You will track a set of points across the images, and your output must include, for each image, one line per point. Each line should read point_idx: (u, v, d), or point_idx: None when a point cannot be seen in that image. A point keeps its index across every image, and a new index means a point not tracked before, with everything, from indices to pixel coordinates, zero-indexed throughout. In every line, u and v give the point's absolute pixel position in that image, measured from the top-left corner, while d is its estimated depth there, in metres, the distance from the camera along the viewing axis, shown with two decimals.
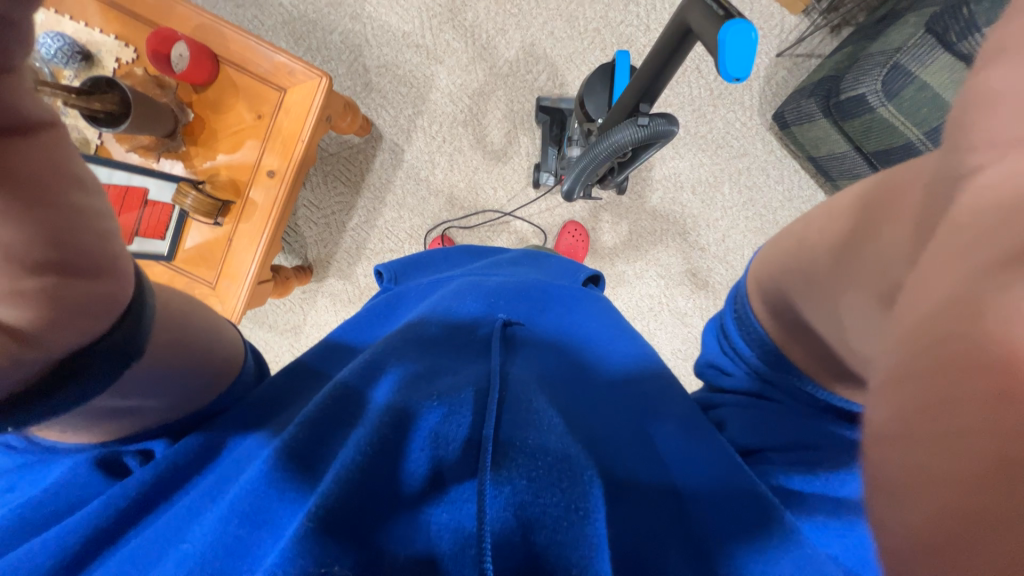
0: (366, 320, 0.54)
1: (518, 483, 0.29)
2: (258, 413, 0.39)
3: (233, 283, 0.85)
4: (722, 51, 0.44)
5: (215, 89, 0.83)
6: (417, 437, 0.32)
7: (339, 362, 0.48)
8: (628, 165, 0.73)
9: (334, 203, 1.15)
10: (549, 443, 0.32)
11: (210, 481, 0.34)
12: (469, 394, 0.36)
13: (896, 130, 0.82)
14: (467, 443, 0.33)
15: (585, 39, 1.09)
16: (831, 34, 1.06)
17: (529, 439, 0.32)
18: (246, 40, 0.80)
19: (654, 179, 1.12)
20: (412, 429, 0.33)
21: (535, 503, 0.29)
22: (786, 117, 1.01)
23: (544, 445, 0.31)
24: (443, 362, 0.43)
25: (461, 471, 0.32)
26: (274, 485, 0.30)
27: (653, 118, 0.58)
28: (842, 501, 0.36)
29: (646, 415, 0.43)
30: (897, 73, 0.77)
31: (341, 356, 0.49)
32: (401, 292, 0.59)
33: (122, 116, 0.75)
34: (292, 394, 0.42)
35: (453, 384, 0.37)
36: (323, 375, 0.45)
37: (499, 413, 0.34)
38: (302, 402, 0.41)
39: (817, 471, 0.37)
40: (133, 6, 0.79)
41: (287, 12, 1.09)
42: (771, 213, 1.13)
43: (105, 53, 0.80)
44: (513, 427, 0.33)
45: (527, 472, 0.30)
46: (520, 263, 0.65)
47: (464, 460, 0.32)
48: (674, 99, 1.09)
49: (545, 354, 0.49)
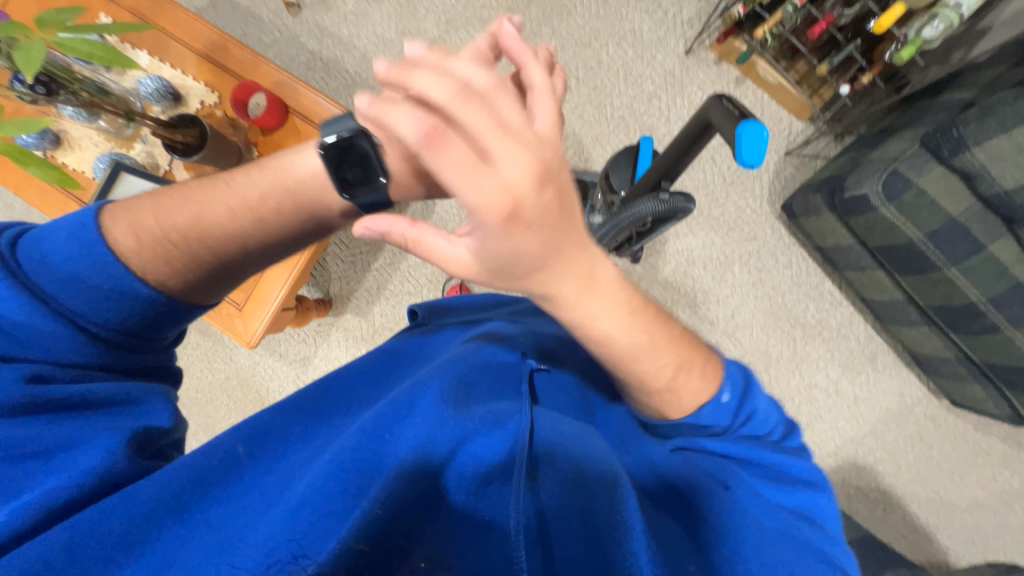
0: (405, 348, 0.62)
1: (552, 493, 0.40)
2: (316, 416, 0.48)
3: (259, 307, 0.91)
4: (739, 143, 0.50)
5: (280, 133, 0.93)
6: (461, 455, 0.40)
7: (378, 381, 0.55)
8: (647, 235, 0.78)
9: (363, 244, 1.22)
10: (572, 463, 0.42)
11: (273, 477, 0.41)
12: (515, 425, 0.41)
13: (897, 230, 0.87)
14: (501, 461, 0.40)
15: (611, 123, 1.21)
16: (834, 140, 1.16)
17: (551, 467, 0.40)
18: (316, 98, 0.91)
19: (668, 252, 1.18)
20: (453, 448, 0.41)
21: (558, 508, 0.39)
22: (794, 208, 1.09)
23: (566, 467, 0.41)
24: (478, 385, 0.50)
25: (494, 490, 0.39)
26: (341, 480, 0.38)
27: (673, 195, 0.64)
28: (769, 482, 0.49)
29: (647, 449, 0.50)
30: (896, 178, 0.83)
31: (379, 377, 0.56)
32: (435, 329, 0.67)
33: (196, 148, 0.84)
34: (343, 410, 0.49)
35: (494, 413, 0.43)
36: (366, 395, 0.52)
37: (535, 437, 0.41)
38: (348, 418, 0.48)
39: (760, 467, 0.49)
40: (223, 62, 0.91)
41: (350, 78, 1.24)
42: (779, 294, 1.18)
43: (193, 96, 0.92)
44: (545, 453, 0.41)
45: (557, 486, 0.40)
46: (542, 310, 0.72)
47: (500, 474, 0.39)
48: (690, 183, 1.18)
49: (569, 397, 0.55)
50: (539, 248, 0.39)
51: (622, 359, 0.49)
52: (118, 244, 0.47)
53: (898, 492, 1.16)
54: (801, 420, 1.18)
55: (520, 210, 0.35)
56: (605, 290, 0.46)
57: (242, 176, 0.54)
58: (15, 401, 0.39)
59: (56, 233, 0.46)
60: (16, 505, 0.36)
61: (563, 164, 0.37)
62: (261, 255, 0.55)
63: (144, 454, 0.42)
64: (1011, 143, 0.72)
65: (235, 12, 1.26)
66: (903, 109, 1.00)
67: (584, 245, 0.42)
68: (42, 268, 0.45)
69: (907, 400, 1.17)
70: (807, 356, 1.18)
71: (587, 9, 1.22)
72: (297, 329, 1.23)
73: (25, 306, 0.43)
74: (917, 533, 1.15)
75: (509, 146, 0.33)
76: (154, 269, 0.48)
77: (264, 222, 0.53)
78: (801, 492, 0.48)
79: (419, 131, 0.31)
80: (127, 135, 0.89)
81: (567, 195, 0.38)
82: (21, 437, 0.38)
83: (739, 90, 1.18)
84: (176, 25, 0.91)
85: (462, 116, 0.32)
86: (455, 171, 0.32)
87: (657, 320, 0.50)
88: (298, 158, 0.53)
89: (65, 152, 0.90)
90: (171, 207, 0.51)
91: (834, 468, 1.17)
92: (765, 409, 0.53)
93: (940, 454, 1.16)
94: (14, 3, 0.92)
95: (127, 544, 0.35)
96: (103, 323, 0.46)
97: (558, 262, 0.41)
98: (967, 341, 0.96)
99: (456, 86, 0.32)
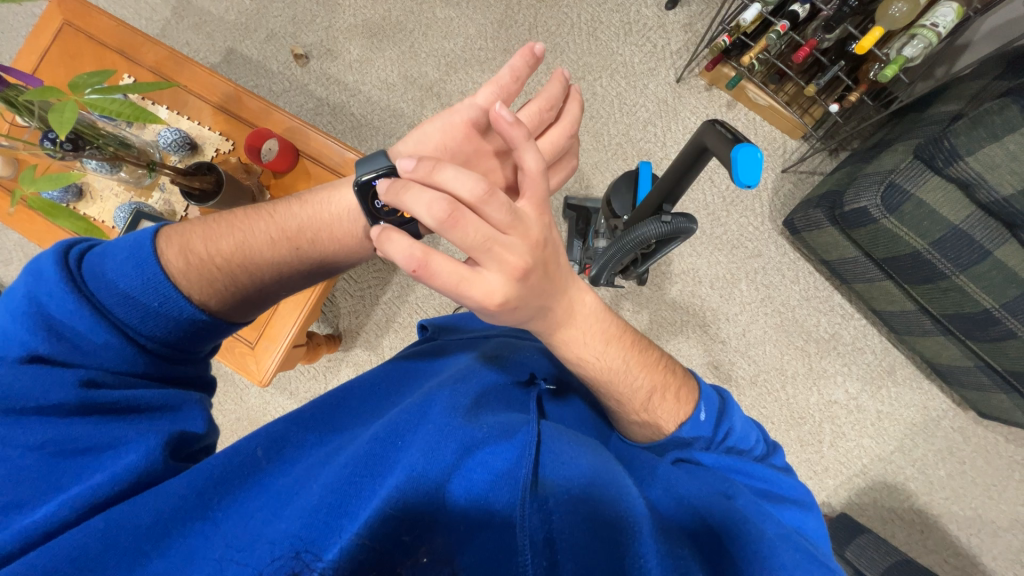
0: (409, 368, 0.61)
1: (558, 497, 0.39)
2: (317, 431, 0.47)
3: (271, 344, 0.92)
4: (736, 165, 0.51)
5: (291, 175, 0.96)
6: (472, 462, 0.41)
7: (380, 399, 0.55)
8: (651, 257, 0.79)
9: (372, 278, 1.24)
10: (572, 478, 0.40)
11: (289, 479, 0.40)
12: (523, 435, 0.42)
13: (901, 240, 0.87)
14: (506, 471, 0.39)
15: (609, 150, 1.24)
16: (829, 155, 1.19)
17: (557, 477, 0.40)
18: (325, 140, 0.95)
19: (674, 273, 1.19)
20: (468, 459, 0.41)
21: (566, 512, 0.38)
22: (796, 224, 1.09)
23: (566, 485, 0.40)
24: (487, 403, 0.50)
25: (500, 496, 0.39)
26: (349, 489, 0.37)
27: (674, 217, 0.65)
28: (775, 497, 0.50)
29: (650, 459, 0.50)
30: (893, 190, 0.83)
31: (378, 396, 0.55)
32: (443, 345, 0.68)
33: (212, 193, 0.88)
34: (344, 427, 0.49)
35: (503, 423, 0.45)
36: (368, 412, 0.52)
37: (541, 452, 0.41)
38: (351, 431, 0.48)
39: (767, 493, 0.50)
40: (238, 112, 0.97)
41: (356, 120, 1.30)
42: (789, 309, 1.17)
43: (208, 144, 0.96)
44: (552, 465, 0.41)
45: (563, 507, 0.39)
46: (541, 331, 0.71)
47: (507, 488, 0.39)
48: (690, 204, 1.20)
49: (577, 417, 0.56)
50: (527, 313, 0.47)
51: (599, 380, 0.53)
52: (169, 265, 0.50)
53: (934, 512, 1.11)
54: (824, 438, 1.15)
55: (508, 300, 0.43)
56: (582, 322, 0.52)
57: (284, 208, 0.57)
58: (71, 403, 0.41)
59: (116, 251, 0.48)
60: (61, 499, 0.37)
61: (537, 245, 0.44)
62: (291, 283, 0.58)
63: (178, 458, 0.42)
64: (1001, 151, 0.75)
65: (247, 65, 1.34)
66: (893, 125, 1.02)
67: (565, 288, 0.49)
68: (98, 282, 0.46)
69: (932, 413, 1.14)
70: (824, 371, 1.16)
71: (579, 46, 1.28)
72: (307, 366, 1.23)
73: (83, 315, 0.44)
74: (960, 556, 1.09)
75: (491, 256, 0.42)
76: (199, 291, 0.50)
77: (301, 252, 0.55)
78: (794, 511, 0.49)
79: (408, 264, 0.40)
80: (146, 185, 0.93)
81: (549, 264, 0.45)
82: (73, 436, 0.40)
83: (731, 113, 1.22)
84: (194, 81, 0.97)
85: (454, 235, 0.40)
86: (448, 280, 0.41)
87: (632, 345, 0.55)
88: (323, 200, 0.57)
89: (87, 203, 0.94)
90: (216, 233, 0.54)
91: (864, 488, 1.12)
92: (744, 426, 0.55)
93: (973, 468, 1.12)
94: (45, 69, 0.99)
95: (153, 538, 0.34)
96: (149, 335, 0.47)
97: (547, 311, 0.48)
98: (984, 348, 0.95)
99: (445, 210, 0.39)
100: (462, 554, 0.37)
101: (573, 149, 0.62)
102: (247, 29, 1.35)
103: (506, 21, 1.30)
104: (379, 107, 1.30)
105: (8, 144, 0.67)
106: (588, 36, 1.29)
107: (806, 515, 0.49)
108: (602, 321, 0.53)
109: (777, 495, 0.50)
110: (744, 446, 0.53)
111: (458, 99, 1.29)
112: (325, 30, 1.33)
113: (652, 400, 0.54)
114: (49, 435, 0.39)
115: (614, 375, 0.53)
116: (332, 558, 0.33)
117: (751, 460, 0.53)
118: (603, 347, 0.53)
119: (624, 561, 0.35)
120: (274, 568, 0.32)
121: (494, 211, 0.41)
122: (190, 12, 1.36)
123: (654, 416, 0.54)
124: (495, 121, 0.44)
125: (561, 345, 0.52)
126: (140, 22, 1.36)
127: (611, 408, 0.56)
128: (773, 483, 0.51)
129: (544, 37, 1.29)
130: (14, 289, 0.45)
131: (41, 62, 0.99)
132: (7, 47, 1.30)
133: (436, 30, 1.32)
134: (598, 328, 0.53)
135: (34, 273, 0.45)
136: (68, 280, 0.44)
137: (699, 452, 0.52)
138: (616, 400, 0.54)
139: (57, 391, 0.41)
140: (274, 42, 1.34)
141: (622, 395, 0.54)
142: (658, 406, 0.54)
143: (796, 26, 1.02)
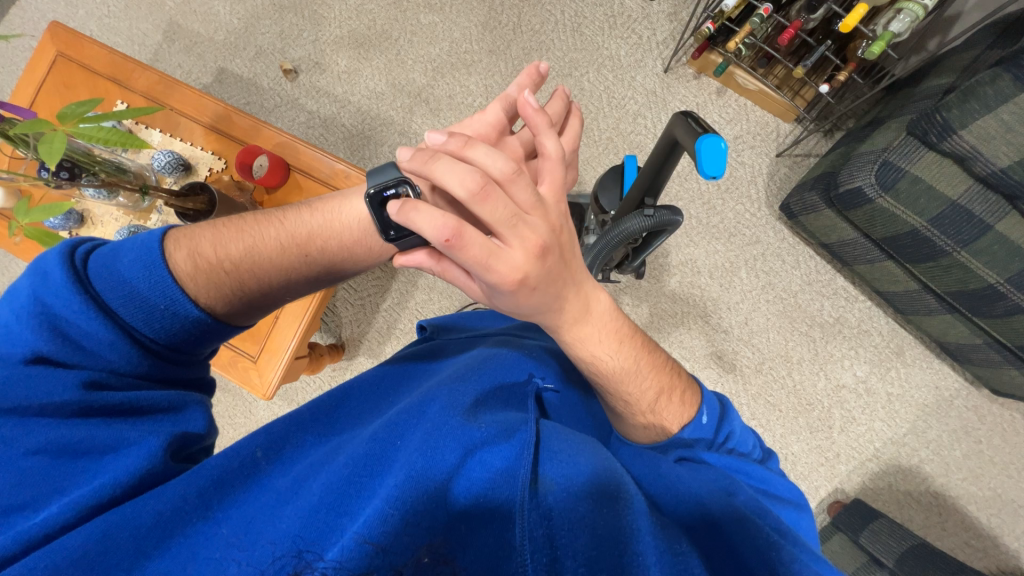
0: (405, 370, 0.61)
1: (557, 494, 0.39)
2: (312, 430, 0.48)
3: (274, 356, 0.93)
4: (701, 156, 0.50)
5: (284, 189, 0.97)
6: (472, 461, 0.41)
7: (376, 398, 0.55)
8: (642, 250, 0.79)
9: (371, 286, 1.25)
10: (572, 485, 0.39)
11: (288, 479, 0.41)
12: (522, 434, 0.43)
13: (899, 219, 0.86)
14: (506, 469, 0.40)
15: (600, 145, 1.23)
16: (824, 136, 1.17)
17: (557, 474, 0.40)
18: (315, 154, 0.96)
19: (672, 265, 1.18)
20: (471, 457, 0.41)
21: (566, 509, 0.38)
22: (792, 208, 1.08)
23: (568, 487, 0.39)
24: (487, 403, 0.50)
25: (498, 495, 0.39)
26: (348, 491, 0.38)
27: (657, 210, 0.65)
28: (772, 494, 0.49)
29: (652, 457, 0.49)
30: (887, 168, 0.82)
31: (372, 394, 0.56)
32: (441, 345, 0.68)
33: (206, 213, 0.90)
34: (341, 427, 0.50)
35: (502, 423, 0.45)
36: (365, 413, 0.52)
37: (540, 451, 0.42)
38: (347, 433, 0.48)
39: (768, 494, 0.49)
40: (229, 130, 0.98)
41: (347, 131, 1.31)
42: (791, 295, 1.16)
43: (202, 164, 0.98)
44: (552, 464, 0.41)
45: (564, 502, 0.38)
46: (534, 329, 0.72)
47: (507, 485, 0.39)
48: (684, 194, 1.19)
49: (574, 415, 0.57)
50: (542, 299, 0.46)
51: (608, 380, 0.53)
52: (177, 268, 0.50)
53: (951, 494, 1.08)
54: (834, 423, 1.13)
55: (529, 278, 0.43)
56: (596, 321, 0.52)
57: (294, 215, 0.58)
58: (73, 403, 0.42)
59: (124, 252, 0.49)
60: (62, 502, 0.37)
61: (556, 229, 0.44)
62: (297, 287, 0.59)
63: (178, 459, 0.43)
64: (996, 124, 0.72)
65: (238, 83, 1.35)
66: (887, 100, 1.01)
67: (580, 283, 0.49)
68: (105, 283, 0.46)
69: (944, 393, 1.12)
70: (831, 355, 1.14)
71: (565, 42, 1.28)
72: (313, 376, 1.25)
73: (89, 315, 0.44)
74: (981, 537, 1.07)
75: (517, 232, 0.42)
76: (207, 294, 0.51)
77: (310, 259, 0.57)
78: (789, 511, 0.49)
79: (441, 234, 0.40)
80: (144, 208, 0.95)
81: (566, 251, 0.46)
82: (74, 437, 0.40)
83: (721, 101, 1.21)
84: (184, 102, 0.98)
85: (482, 209, 0.41)
86: (477, 254, 0.41)
87: (643, 347, 0.55)
88: (354, 207, 0.57)
89: (88, 229, 0.96)
90: (226, 238, 0.55)
91: (878, 473, 1.10)
92: (743, 431, 0.54)
93: (991, 448, 1.09)
94: (41, 101, 1.01)
95: (153, 540, 0.35)
96: (155, 338, 0.48)
97: (562, 300, 0.48)
98: (992, 324, 0.93)
99: (476, 183, 0.40)
100: (462, 554, 0.36)
101: (574, 163, 0.62)
102: (235, 48, 1.37)
103: (490, 22, 1.30)
104: (370, 116, 1.31)
105: (7, 175, 0.69)
106: (573, 32, 1.28)
107: (801, 517, 0.49)
108: (615, 319, 0.53)
109: (776, 498, 0.49)
110: (744, 450, 0.53)
111: (447, 103, 1.29)
112: (312, 44, 1.35)
113: (660, 396, 0.54)
114: (51, 437, 0.40)
115: (619, 373, 0.53)
116: (331, 558, 0.33)
117: (752, 461, 0.52)
118: (621, 351, 0.53)
119: (625, 560, 0.35)
120: (276, 567, 0.32)
121: (520, 189, 0.42)
122: (180, 35, 1.38)
123: (664, 417, 0.53)
124: (523, 108, 0.47)
125: (575, 343, 0.52)
126: (133, 48, 1.39)
127: (617, 414, 0.56)
128: (772, 488, 0.50)
129: (529, 37, 1.29)
130: (17, 287, 0.46)
131: (38, 94, 1.01)
132: (7, 81, 1.34)
133: (421, 36, 1.32)
134: (607, 335, 0.52)
135: (39, 273, 0.46)
136: (75, 282, 0.45)
137: (703, 452, 0.50)
138: (622, 402, 0.54)
139: (61, 392, 0.42)
140: (263, 58, 1.36)
141: (630, 391, 0.53)
142: (664, 408, 0.53)
143: (780, 8, 1.01)
